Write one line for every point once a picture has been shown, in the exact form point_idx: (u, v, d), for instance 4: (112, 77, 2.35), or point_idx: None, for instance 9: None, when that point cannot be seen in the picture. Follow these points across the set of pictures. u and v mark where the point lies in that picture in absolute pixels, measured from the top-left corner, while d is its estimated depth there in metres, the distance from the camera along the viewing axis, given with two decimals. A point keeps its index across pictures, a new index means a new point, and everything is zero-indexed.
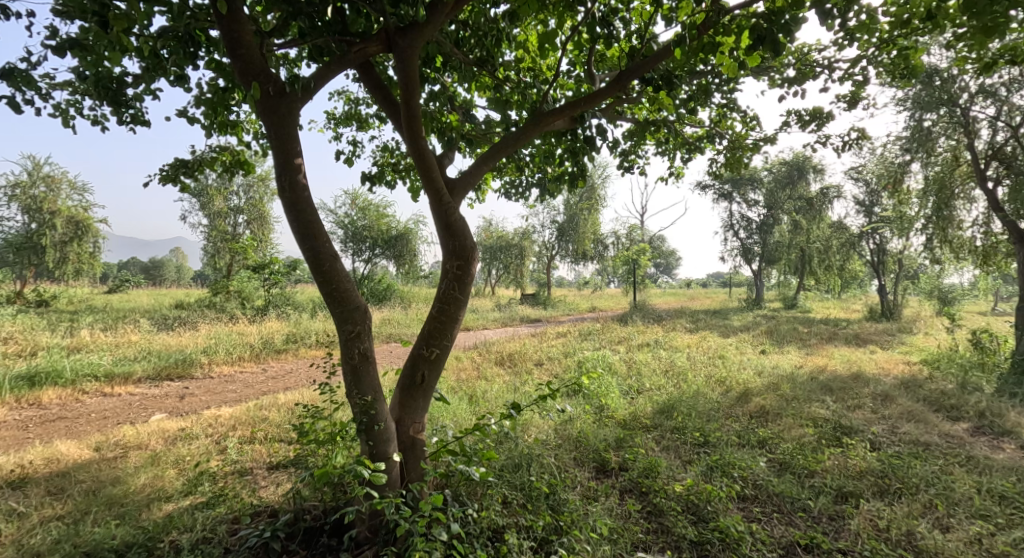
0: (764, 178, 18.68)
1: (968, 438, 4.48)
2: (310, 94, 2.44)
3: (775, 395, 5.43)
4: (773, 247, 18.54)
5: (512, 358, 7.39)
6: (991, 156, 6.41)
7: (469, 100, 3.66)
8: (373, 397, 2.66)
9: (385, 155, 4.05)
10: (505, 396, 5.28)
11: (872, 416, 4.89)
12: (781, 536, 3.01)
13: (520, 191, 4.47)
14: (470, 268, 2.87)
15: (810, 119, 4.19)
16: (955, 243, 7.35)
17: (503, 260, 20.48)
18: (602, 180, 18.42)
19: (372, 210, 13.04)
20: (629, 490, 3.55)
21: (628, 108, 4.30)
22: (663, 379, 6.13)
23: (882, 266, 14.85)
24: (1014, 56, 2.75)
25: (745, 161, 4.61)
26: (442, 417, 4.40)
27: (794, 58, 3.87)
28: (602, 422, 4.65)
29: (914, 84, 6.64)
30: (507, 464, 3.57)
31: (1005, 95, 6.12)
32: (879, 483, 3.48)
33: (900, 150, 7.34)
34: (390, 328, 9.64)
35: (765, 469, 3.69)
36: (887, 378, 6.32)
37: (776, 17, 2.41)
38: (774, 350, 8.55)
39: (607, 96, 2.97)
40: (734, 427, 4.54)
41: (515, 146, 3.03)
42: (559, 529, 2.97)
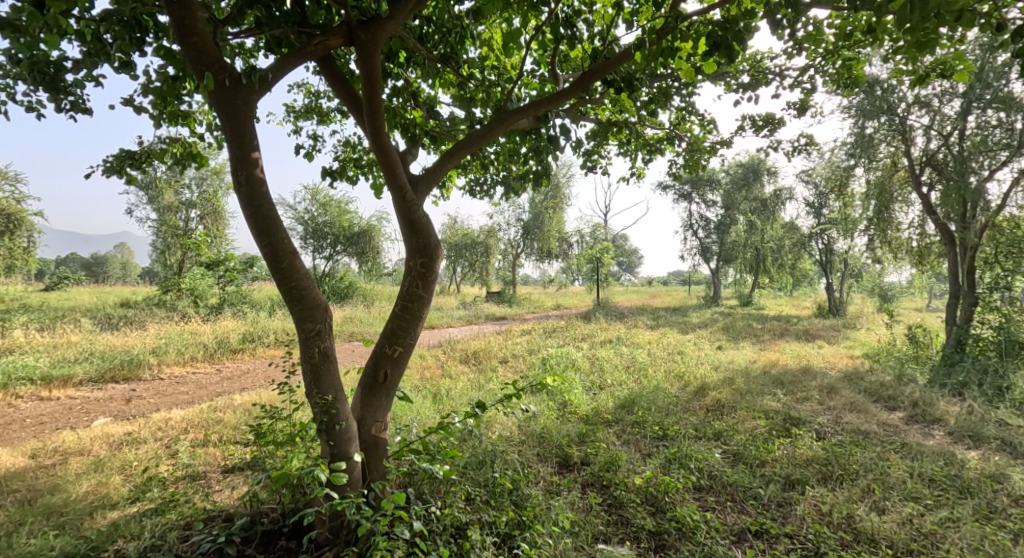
0: (722, 179, 19.34)
1: (903, 426, 4.80)
2: (267, 85, 2.37)
3: (730, 389, 5.65)
4: (730, 246, 19.22)
5: (476, 356, 7.41)
6: (925, 163, 6.86)
7: (433, 97, 3.63)
8: (334, 396, 2.62)
9: (347, 150, 3.97)
10: (469, 394, 5.28)
11: (818, 407, 5.16)
12: (734, 523, 3.14)
13: (485, 188, 4.49)
14: (434, 266, 2.86)
15: (763, 124, 4.39)
16: (894, 244, 7.83)
17: (468, 258, 20.41)
18: (567, 178, 18.61)
19: (334, 206, 12.74)
20: (591, 484, 3.63)
21: (591, 109, 4.38)
22: (624, 375, 6.27)
23: (829, 265, 15.63)
24: (943, 70, 2.97)
25: (703, 163, 4.78)
26: (406, 415, 4.37)
27: (748, 65, 4.04)
28: (565, 418, 4.72)
29: (858, 93, 7.09)
30: (471, 461, 3.58)
31: (938, 106, 6.55)
32: (823, 470, 3.68)
33: (845, 155, 7.76)
34: (352, 326, 9.47)
35: (720, 460, 3.84)
36: (832, 372, 6.68)
37: (730, 25, 2.50)
38: (730, 345, 8.89)
39: (571, 96, 3.00)
40: (691, 421, 4.69)
41: (480, 144, 3.04)
42: (522, 525, 3.01)
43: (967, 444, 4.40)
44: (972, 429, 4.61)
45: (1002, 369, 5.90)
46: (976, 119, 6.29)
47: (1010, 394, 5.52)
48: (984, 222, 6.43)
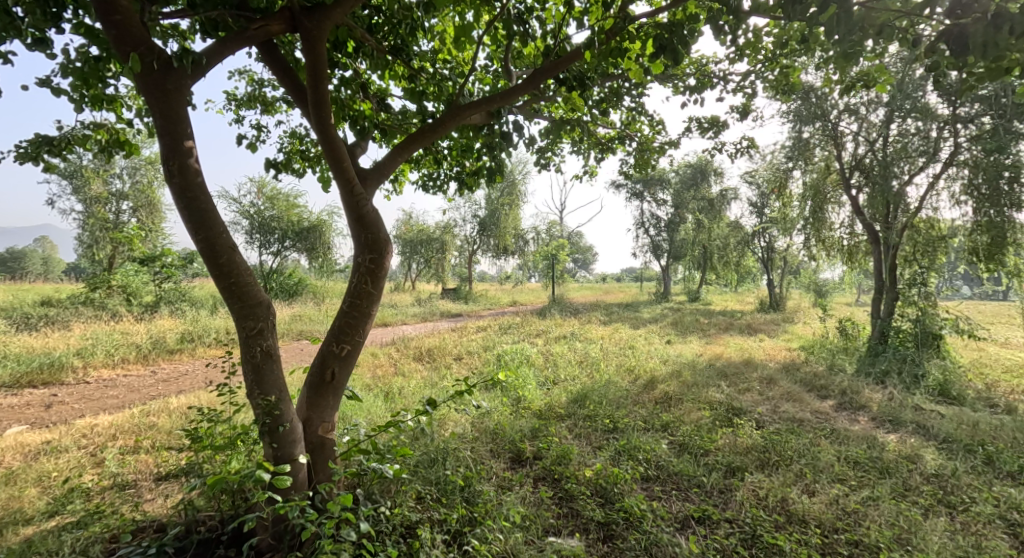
0: (671, 179, 19.99)
1: (832, 413, 5.14)
2: (201, 70, 2.24)
3: (677, 381, 5.87)
4: (679, 244, 19.91)
5: (431, 353, 7.33)
6: (855, 167, 7.32)
7: (384, 89, 3.55)
8: (278, 397, 2.52)
9: (294, 142, 3.83)
10: (422, 392, 5.22)
11: (758, 398, 5.44)
12: (678, 511, 3.26)
13: (439, 183, 4.45)
14: (384, 262, 2.80)
15: (709, 126, 4.56)
16: (827, 242, 8.33)
17: (423, 254, 20.20)
18: (523, 175, 18.66)
19: (282, 200, 12.12)
20: (543, 478, 3.67)
21: (545, 107, 4.42)
22: (577, 370, 6.37)
23: (770, 262, 16.48)
24: (867, 81, 3.19)
25: (653, 162, 4.92)
26: (355, 415, 4.28)
27: (693, 68, 4.19)
28: (519, 414, 4.76)
29: (796, 99, 7.54)
30: (422, 460, 3.55)
31: (864, 113, 7.02)
32: (761, 457, 3.88)
33: (785, 157, 8.18)
34: (301, 324, 9.17)
35: (667, 450, 3.98)
36: (771, 363, 7.07)
37: (676, 29, 2.57)
38: (678, 340, 9.22)
39: (523, 93, 3.00)
40: (640, 413, 4.83)
41: (431, 138, 2.99)
42: (472, 521, 3.01)
43: (887, 428, 4.77)
44: (892, 415, 4.99)
45: (919, 358, 6.41)
46: (898, 127, 6.80)
47: (925, 382, 6.02)
48: (904, 223, 6.95)
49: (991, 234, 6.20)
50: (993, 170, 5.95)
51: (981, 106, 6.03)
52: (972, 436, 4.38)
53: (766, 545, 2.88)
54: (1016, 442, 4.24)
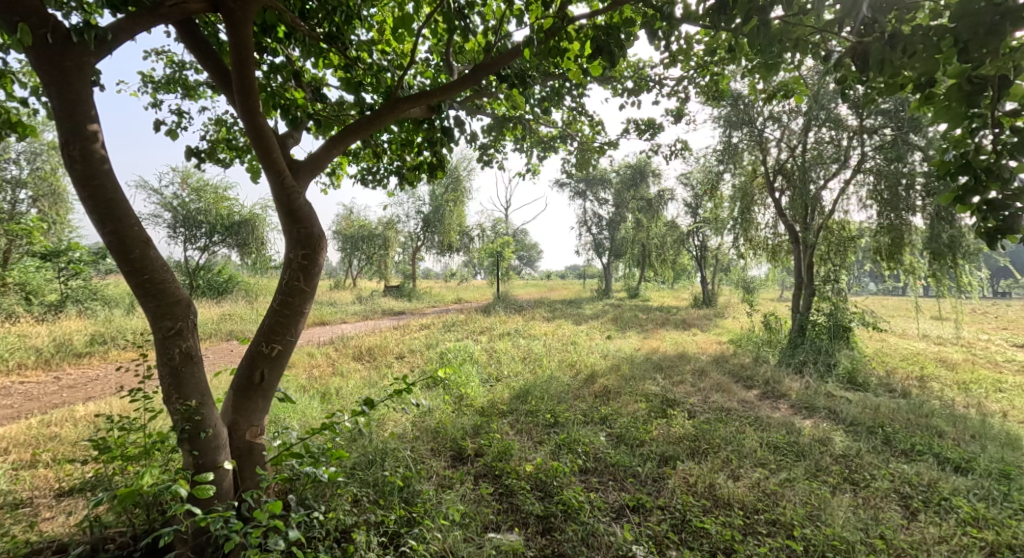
0: (612, 179, 20.60)
1: (757, 402, 5.48)
2: (108, 47, 2.05)
3: (616, 375, 6.06)
4: (619, 242, 20.53)
5: (371, 352, 7.14)
6: (778, 171, 7.84)
7: (319, 78, 3.40)
8: (199, 401, 2.37)
9: (220, 131, 3.59)
10: (361, 392, 5.08)
11: (690, 389, 5.71)
12: (614, 501, 3.37)
13: (378, 177, 4.35)
14: (318, 259, 2.68)
15: (645, 129, 4.73)
16: (754, 241, 8.86)
17: (365, 251, 19.69)
18: (467, 171, 18.54)
19: (210, 191, 11.36)
20: (484, 475, 3.67)
21: (487, 103, 4.41)
22: (520, 366, 6.44)
23: (703, 261, 17.35)
24: (787, 91, 3.42)
25: (593, 162, 5.04)
26: (288, 418, 4.10)
27: (631, 70, 4.32)
28: (461, 411, 4.74)
29: (726, 105, 7.99)
30: (360, 461, 3.46)
31: (786, 121, 7.54)
32: (692, 446, 4.07)
33: (717, 160, 8.64)
34: (231, 324, 8.65)
35: (605, 442, 4.10)
36: (703, 356, 7.44)
37: (613, 32, 2.63)
38: (618, 335, 9.50)
39: (464, 88, 2.96)
40: (581, 407, 4.95)
41: (368, 130, 2.89)
42: (411, 521, 2.98)
43: (804, 414, 5.15)
44: (808, 401, 5.40)
45: (831, 349, 6.96)
46: (815, 135, 7.36)
47: (836, 370, 6.56)
48: (820, 225, 7.52)
49: (892, 236, 6.83)
50: (894, 178, 6.56)
51: (883, 119, 6.65)
52: (874, 418, 4.82)
53: (694, 529, 3.03)
54: (910, 422, 4.70)
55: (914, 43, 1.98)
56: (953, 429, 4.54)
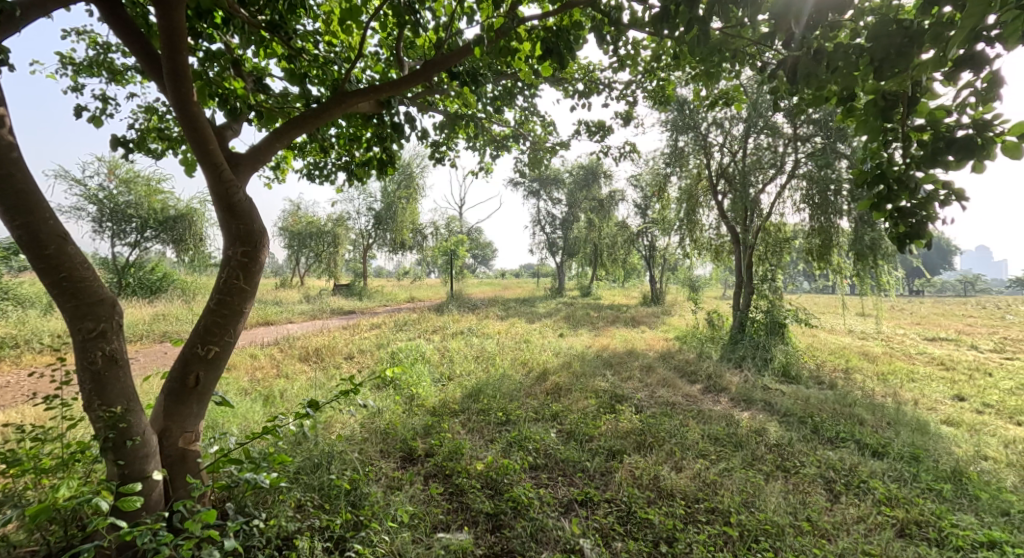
0: (566, 179, 20.94)
1: (700, 396, 5.72)
2: (15, 24, 1.87)
3: (568, 372, 6.16)
4: (573, 241, 20.87)
5: (319, 353, 6.92)
6: (720, 174, 8.21)
7: (260, 68, 3.26)
8: (125, 408, 2.22)
9: (151, 120, 3.38)
10: (307, 394, 4.91)
11: (638, 385, 5.89)
12: (563, 496, 3.42)
13: (325, 173, 4.22)
14: (259, 257, 2.58)
15: (596, 130, 4.83)
16: (698, 241, 9.24)
17: (314, 248, 19.06)
18: (421, 168, 18.28)
19: (141, 183, 10.65)
20: (434, 475, 3.64)
21: (439, 100, 4.37)
22: (473, 365, 6.42)
23: (652, 260, 17.91)
24: (727, 98, 3.58)
25: (545, 162, 5.09)
26: (228, 422, 3.92)
27: (582, 73, 4.39)
28: (412, 412, 4.68)
29: (672, 110, 8.30)
30: (304, 465, 3.35)
31: (728, 127, 7.91)
32: (638, 439, 4.20)
33: (664, 163, 8.95)
34: (164, 325, 8.15)
35: (555, 439, 4.16)
36: (651, 352, 7.69)
37: (562, 35, 2.67)
38: (569, 333, 9.66)
39: (414, 84, 2.90)
40: (532, 404, 5.00)
41: (314, 124, 2.79)
42: (358, 525, 2.91)
43: (743, 406, 5.42)
44: (746, 394, 5.69)
45: (768, 344, 7.36)
46: (754, 141, 7.76)
47: (772, 364, 6.95)
48: (759, 226, 7.93)
49: (822, 238, 7.30)
50: (824, 183, 7.01)
51: (814, 127, 7.10)
52: (804, 409, 5.14)
53: (639, 520, 3.13)
54: (836, 412, 5.05)
55: (836, 59, 2.14)
56: (873, 417, 4.91)
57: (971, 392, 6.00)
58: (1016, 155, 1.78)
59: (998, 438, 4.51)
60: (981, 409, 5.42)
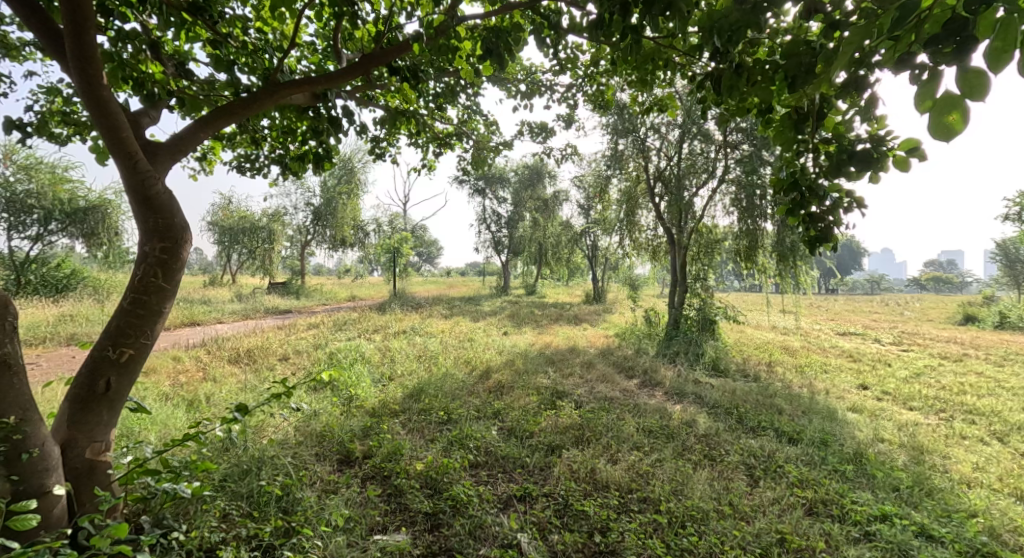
0: (511, 178, 21.13)
1: (636, 390, 5.96)
2: None
3: (510, 370, 6.23)
4: (518, 240, 21.05)
5: (251, 354, 6.59)
6: (658, 177, 8.56)
7: (183, 52, 3.06)
8: (21, 417, 2.02)
9: (55, 102, 3.09)
10: (236, 397, 4.67)
11: (579, 381, 6.05)
12: (502, 492, 3.46)
13: (256, 165, 4.04)
14: (180, 255, 2.42)
15: (539, 131, 4.90)
16: (637, 241, 9.59)
17: (246, 244, 18.11)
18: (363, 164, 17.80)
19: (45, 171, 9.71)
20: (371, 477, 3.56)
21: (380, 95, 4.28)
22: (415, 364, 6.34)
23: (594, 260, 18.39)
24: (662, 104, 3.74)
25: (489, 161, 5.11)
26: (145, 430, 3.66)
27: (525, 73, 4.45)
28: (350, 413, 4.56)
29: (613, 114, 8.58)
30: (231, 473, 3.18)
31: (664, 132, 8.27)
32: (577, 434, 4.31)
33: (605, 165, 9.23)
34: (73, 326, 7.46)
35: (495, 436, 4.19)
36: (591, 349, 7.90)
37: (501, 36, 2.67)
38: (513, 331, 9.75)
39: (353, 78, 2.81)
40: (474, 402, 5.01)
41: (243, 114, 2.64)
42: (290, 532, 2.82)
43: (676, 399, 5.69)
44: (679, 388, 5.98)
45: (700, 340, 7.77)
46: (688, 146, 8.16)
47: (703, 359, 7.34)
48: (692, 228, 8.34)
49: (749, 240, 7.78)
50: (750, 189, 7.47)
51: (742, 135, 7.55)
52: (731, 401, 5.47)
53: (575, 512, 3.22)
54: (758, 402, 5.41)
55: (755, 74, 2.31)
56: (790, 407, 5.31)
57: (873, 381, 6.61)
58: (904, 168, 1.99)
59: (893, 422, 5.00)
60: (881, 396, 6.00)
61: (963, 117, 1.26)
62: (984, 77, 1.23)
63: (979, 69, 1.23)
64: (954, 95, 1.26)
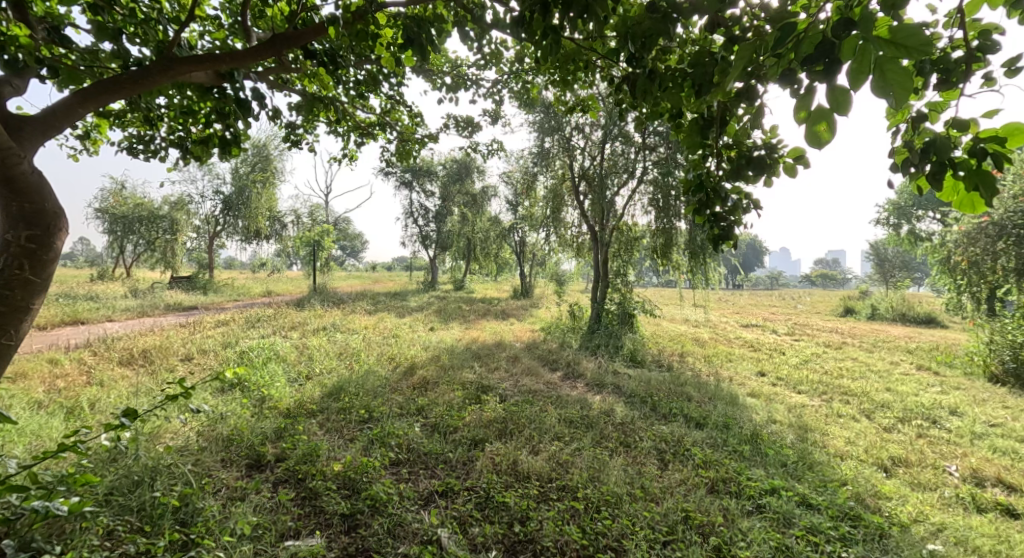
0: (439, 172, 20.87)
1: (559, 382, 6.13)
2: None
3: (435, 365, 6.17)
4: (446, 235, 20.86)
5: (147, 355, 6.01)
6: (582, 176, 8.83)
7: (59, 15, 2.72)
8: None
9: None
10: (127, 402, 4.23)
11: (504, 374, 6.12)
12: (423, 488, 3.42)
13: (152, 147, 3.68)
14: (52, 243, 2.15)
15: (464, 126, 4.88)
16: (563, 238, 9.84)
17: (143, 234, 16.43)
18: (280, 151, 16.77)
19: None
20: (284, 481, 3.39)
21: (296, 78, 4.06)
22: (335, 362, 6.09)
23: (522, 255, 18.65)
24: (584, 105, 3.86)
25: (414, 154, 5.01)
26: (11, 443, 3.22)
27: (451, 66, 4.41)
28: (261, 415, 4.30)
29: (539, 112, 8.74)
30: (119, 485, 2.89)
31: (588, 132, 8.55)
32: (500, 427, 4.35)
33: (532, 163, 9.39)
34: None
35: (418, 433, 4.14)
36: (517, 343, 8.01)
37: (422, 26, 2.61)
38: (440, 326, 9.66)
39: (262, 58, 2.62)
40: (397, 399, 4.91)
41: (134, 90, 2.39)
42: (188, 545, 2.61)
43: (596, 390, 5.93)
44: (599, 379, 6.22)
45: (619, 333, 8.13)
46: (610, 147, 8.48)
47: (622, 351, 7.68)
48: (613, 226, 8.69)
49: (664, 238, 8.24)
50: (666, 189, 7.91)
51: (659, 138, 7.96)
52: (646, 390, 5.78)
53: (496, 504, 3.25)
54: (670, 391, 5.77)
55: (666, 80, 2.44)
56: (698, 394, 5.71)
57: (770, 368, 7.27)
58: (791, 174, 2.19)
59: (785, 404, 5.54)
60: (776, 381, 6.61)
61: (830, 128, 1.41)
62: (847, 95, 1.38)
63: (844, 88, 1.39)
64: (823, 108, 1.41)
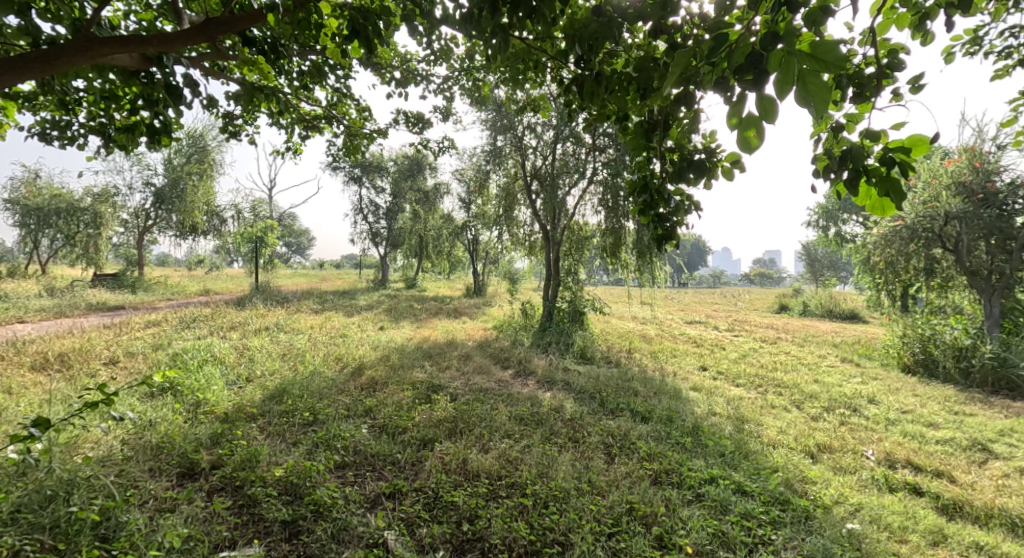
0: (390, 168, 20.43)
1: (511, 380, 6.14)
2: None
3: (384, 365, 6.03)
4: (397, 232, 20.46)
5: (65, 359, 5.52)
6: (534, 174, 8.90)
7: None
8: None
9: None
10: (40, 411, 3.88)
11: (455, 373, 6.07)
12: (370, 491, 3.34)
13: (69, 133, 3.39)
14: None
15: (415, 122, 4.80)
16: (515, 236, 9.88)
17: (61, 228, 15.12)
18: (218, 142, 15.89)
19: None
20: (219, 489, 3.22)
21: (234, 66, 3.86)
22: (278, 364, 5.84)
23: (475, 253, 18.57)
24: (534, 104, 3.87)
25: (362, 148, 4.88)
26: None
27: (400, 60, 4.32)
28: (196, 420, 4.06)
29: (491, 111, 8.74)
30: (29, 501, 2.65)
31: (539, 132, 8.62)
32: (450, 426, 4.32)
33: (485, 161, 9.38)
34: None
35: (365, 434, 4.03)
36: (469, 342, 7.96)
37: (368, 18, 2.54)
38: (389, 325, 9.47)
39: (194, 44, 2.45)
40: (344, 401, 4.76)
41: (46, 71, 2.20)
42: None
43: (547, 387, 5.98)
44: (550, 376, 6.29)
45: (570, 330, 8.24)
46: (561, 148, 8.59)
47: (572, 348, 7.81)
48: (564, 225, 8.82)
49: (614, 237, 8.46)
50: (615, 190, 8.09)
51: (608, 140, 8.12)
52: (595, 386, 5.89)
53: (444, 504, 3.22)
54: (618, 387, 5.91)
55: (612, 83, 2.49)
56: (645, 389, 5.88)
57: (711, 363, 7.59)
58: (727, 177, 2.30)
59: (725, 397, 5.80)
60: (717, 375, 6.92)
61: (758, 135, 1.49)
62: (774, 103, 1.46)
63: (771, 97, 1.46)
64: (753, 116, 1.49)
